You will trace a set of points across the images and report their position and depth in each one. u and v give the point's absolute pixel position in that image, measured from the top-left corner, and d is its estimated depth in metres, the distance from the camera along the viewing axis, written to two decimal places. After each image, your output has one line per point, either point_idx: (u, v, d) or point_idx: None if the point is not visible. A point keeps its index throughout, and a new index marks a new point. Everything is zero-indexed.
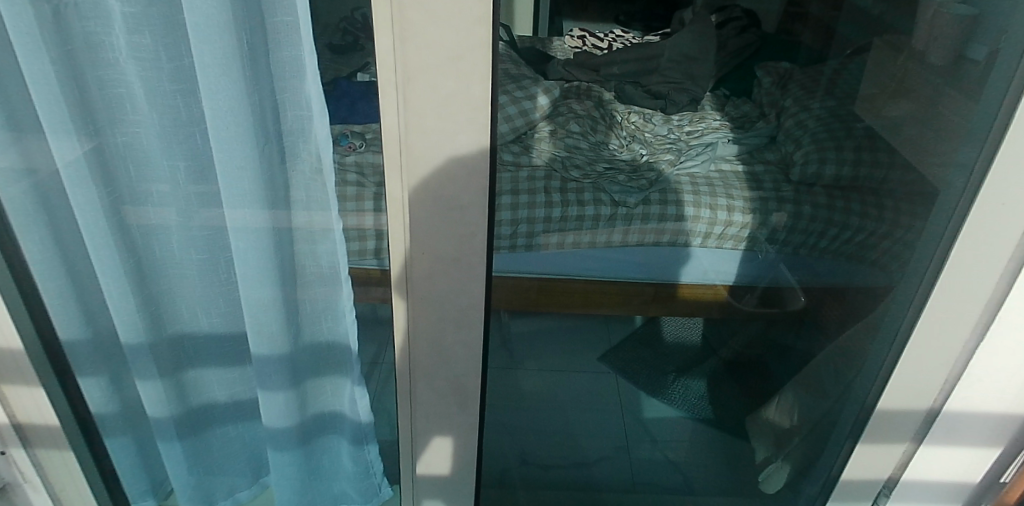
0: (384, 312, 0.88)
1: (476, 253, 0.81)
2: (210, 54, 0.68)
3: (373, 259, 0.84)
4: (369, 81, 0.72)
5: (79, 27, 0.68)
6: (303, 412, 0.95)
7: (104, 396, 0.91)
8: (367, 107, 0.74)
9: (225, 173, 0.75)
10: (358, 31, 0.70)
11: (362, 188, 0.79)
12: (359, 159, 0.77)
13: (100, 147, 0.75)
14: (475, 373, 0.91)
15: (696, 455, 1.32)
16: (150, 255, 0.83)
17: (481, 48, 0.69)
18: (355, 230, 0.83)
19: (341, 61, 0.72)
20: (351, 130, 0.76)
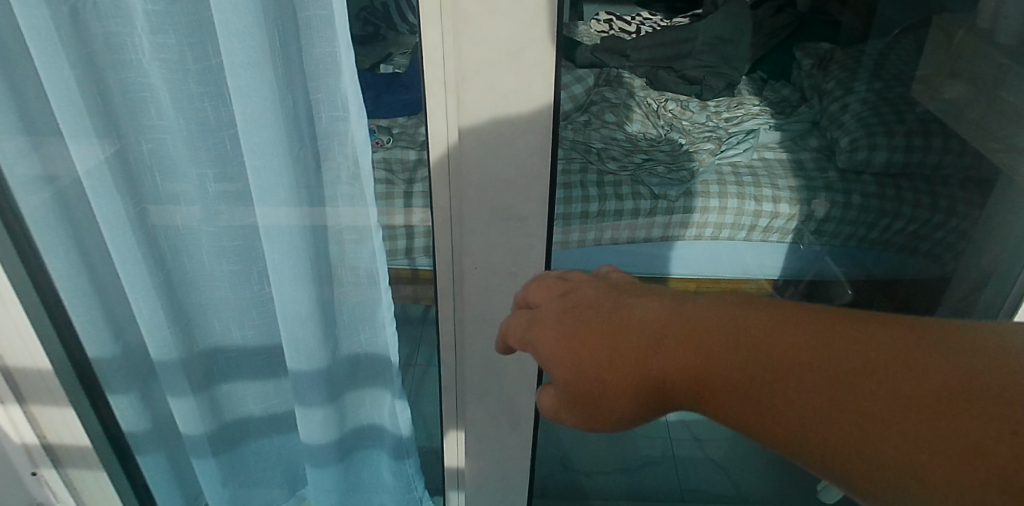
0: (413, 311, 0.86)
1: (533, 268, 0.76)
2: (242, 53, 0.63)
3: (404, 259, 0.82)
4: (393, 73, 0.72)
5: (99, 28, 0.63)
6: (342, 428, 0.91)
7: (135, 413, 0.85)
8: (393, 99, 0.72)
9: (259, 179, 0.70)
10: (378, 21, 0.68)
11: (393, 185, 0.77)
12: (387, 155, 0.76)
13: (124, 150, 0.70)
14: (524, 391, 0.86)
15: (738, 450, 1.26)
16: (180, 268, 0.79)
17: (543, 41, 0.63)
18: (387, 228, 0.79)
19: (366, 52, 0.69)
20: (378, 126, 0.74)
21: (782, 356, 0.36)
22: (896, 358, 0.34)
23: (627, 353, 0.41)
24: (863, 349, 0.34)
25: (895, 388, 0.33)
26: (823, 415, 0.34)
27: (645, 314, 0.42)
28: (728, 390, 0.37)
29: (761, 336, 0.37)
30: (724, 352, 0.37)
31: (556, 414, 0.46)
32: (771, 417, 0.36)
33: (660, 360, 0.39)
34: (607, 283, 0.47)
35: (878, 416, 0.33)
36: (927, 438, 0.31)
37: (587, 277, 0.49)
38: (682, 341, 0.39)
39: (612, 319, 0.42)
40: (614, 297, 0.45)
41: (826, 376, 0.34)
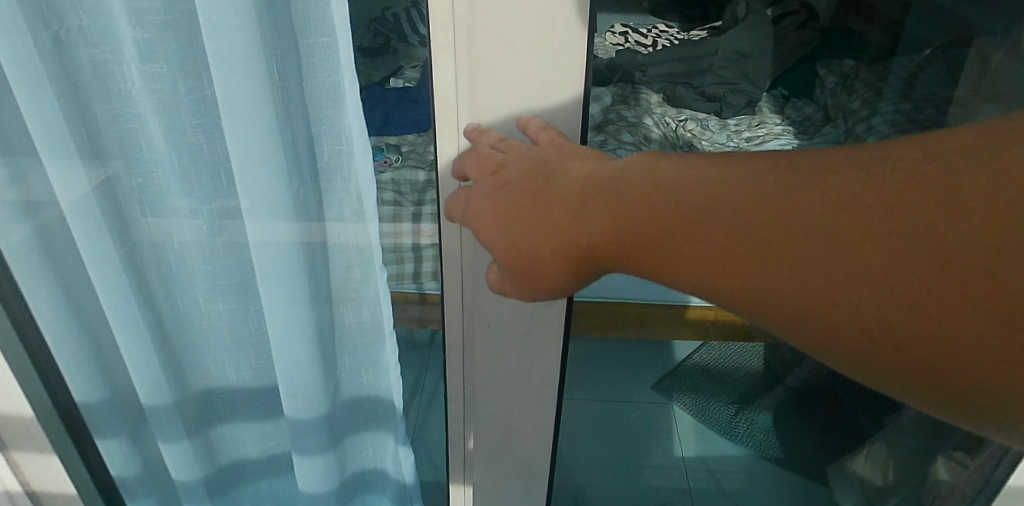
0: (422, 336, 0.81)
1: (548, 327, 0.72)
2: (237, 89, 0.58)
3: (413, 282, 0.76)
4: (404, 87, 0.66)
5: (86, 55, 0.58)
6: (343, 473, 0.86)
7: (125, 458, 0.81)
8: (402, 116, 0.68)
9: (254, 222, 0.66)
10: (389, 32, 0.63)
11: (400, 206, 0.72)
12: (396, 176, 0.71)
13: (112, 183, 0.65)
14: (539, 443, 0.83)
15: (754, 488, 1.18)
16: (172, 308, 0.73)
17: (571, 83, 0.60)
18: (393, 251, 0.74)
19: (373, 65, 0.65)
20: (386, 143, 0.69)
21: (721, 223, 0.37)
22: (822, 195, 0.33)
23: (571, 223, 0.45)
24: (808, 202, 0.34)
25: (840, 237, 0.32)
26: (770, 275, 0.35)
27: (594, 197, 0.44)
28: (675, 262, 0.39)
29: (702, 203, 0.38)
30: (634, 205, 0.41)
31: (502, 289, 0.55)
32: (701, 268, 0.38)
33: (592, 226, 0.43)
34: (562, 161, 0.51)
35: (818, 267, 0.33)
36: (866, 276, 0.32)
37: (542, 156, 0.53)
38: (610, 205, 0.43)
39: (550, 188, 0.48)
40: (568, 178, 0.47)
41: (768, 233, 0.35)
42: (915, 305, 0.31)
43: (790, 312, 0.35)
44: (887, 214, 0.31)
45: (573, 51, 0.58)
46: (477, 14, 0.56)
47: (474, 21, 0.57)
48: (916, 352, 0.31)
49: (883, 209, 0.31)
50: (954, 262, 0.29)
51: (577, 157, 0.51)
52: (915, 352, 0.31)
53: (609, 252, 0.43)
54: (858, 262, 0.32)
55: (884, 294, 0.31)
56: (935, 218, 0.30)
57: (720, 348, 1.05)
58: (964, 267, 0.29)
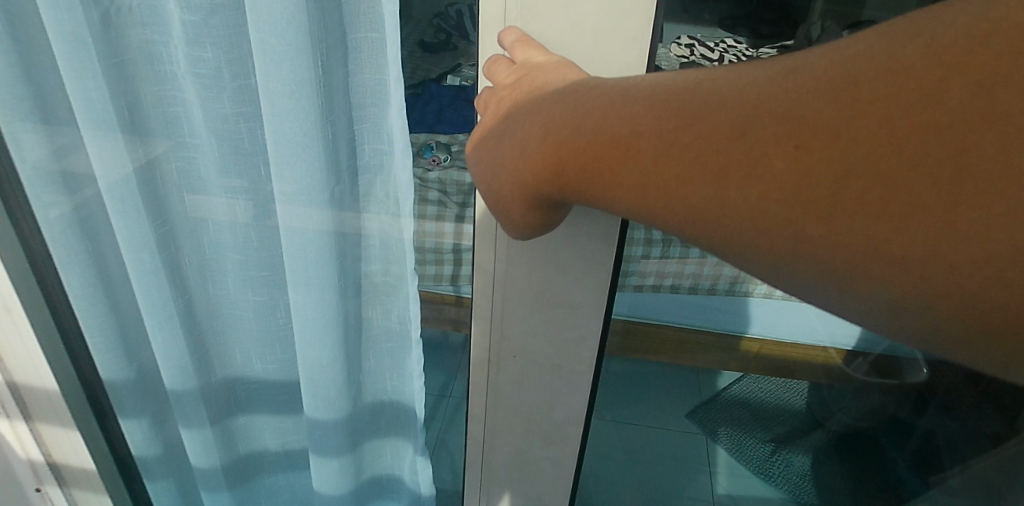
0: (456, 339, 0.79)
1: (580, 363, 0.69)
2: (280, 81, 0.56)
3: (450, 285, 0.75)
4: (460, 85, 0.63)
5: (136, 35, 0.58)
6: (359, 476, 0.84)
7: (145, 440, 0.80)
8: (454, 115, 0.66)
9: (288, 217, 0.64)
10: (451, 29, 0.61)
11: (444, 207, 0.69)
12: (443, 176, 0.69)
13: (153, 166, 0.65)
14: (562, 471, 0.79)
15: None
16: (202, 291, 0.73)
17: None
18: (433, 251, 0.73)
19: (432, 61, 0.63)
20: (436, 141, 0.69)
21: (726, 141, 0.32)
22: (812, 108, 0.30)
23: (535, 144, 0.40)
24: (813, 119, 0.30)
25: (855, 166, 0.29)
26: (784, 199, 0.31)
27: (566, 117, 0.39)
28: (667, 195, 0.35)
29: (684, 124, 0.34)
30: (601, 122, 0.37)
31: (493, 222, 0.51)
32: (675, 191, 0.34)
33: (552, 145, 0.39)
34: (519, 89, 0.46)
35: (829, 187, 0.30)
36: (865, 198, 0.29)
37: (501, 90, 0.49)
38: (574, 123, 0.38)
39: (521, 110, 0.44)
40: (535, 102, 0.43)
41: (773, 156, 0.31)
42: (945, 235, 0.28)
43: (789, 246, 0.32)
44: (915, 120, 0.28)
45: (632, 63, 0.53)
46: (526, 17, 0.53)
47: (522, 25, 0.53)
48: (951, 278, 0.28)
49: (896, 129, 0.28)
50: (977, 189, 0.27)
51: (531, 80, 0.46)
52: (947, 279, 0.29)
53: (584, 182, 0.38)
54: (890, 173, 0.29)
55: (917, 211, 0.28)
56: (960, 127, 0.27)
57: (763, 381, 1.00)
58: (992, 203, 0.27)
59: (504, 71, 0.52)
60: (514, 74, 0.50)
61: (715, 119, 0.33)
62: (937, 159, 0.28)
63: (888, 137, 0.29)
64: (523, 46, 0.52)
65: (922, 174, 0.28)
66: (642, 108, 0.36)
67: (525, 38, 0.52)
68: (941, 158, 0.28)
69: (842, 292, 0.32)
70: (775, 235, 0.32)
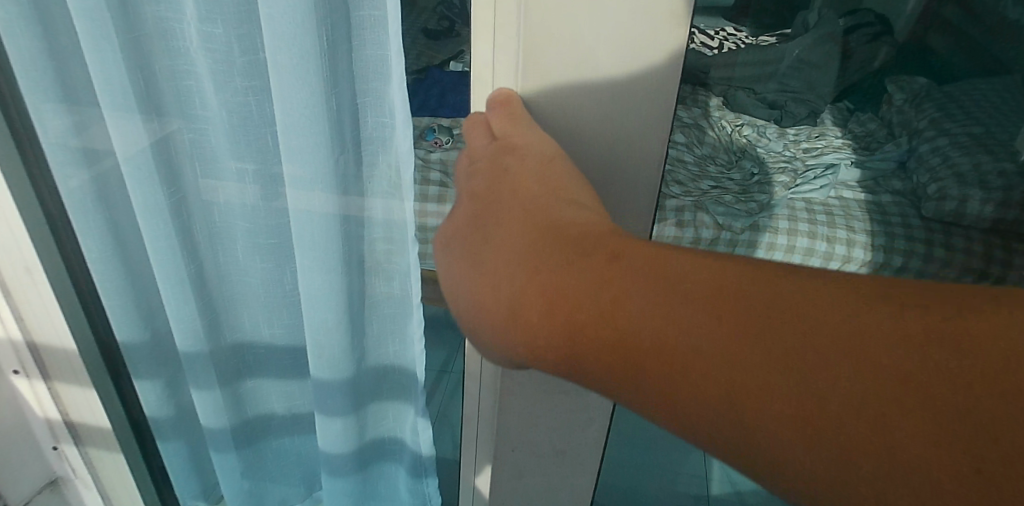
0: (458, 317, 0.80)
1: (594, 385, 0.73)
2: (286, 53, 0.60)
3: None
4: (462, 71, 0.65)
5: (151, 12, 0.62)
6: (362, 437, 0.88)
7: (158, 401, 0.85)
8: (457, 98, 0.67)
9: (295, 185, 0.68)
10: (456, 16, 0.62)
11: (445, 188, 0.71)
12: (445, 156, 0.73)
13: (167, 139, 0.69)
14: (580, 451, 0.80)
15: None
16: (213, 259, 0.77)
17: (653, 75, 0.51)
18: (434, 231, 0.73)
19: (435, 47, 0.65)
20: (438, 125, 0.71)
21: (718, 299, 0.33)
22: (811, 292, 0.32)
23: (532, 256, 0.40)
24: (811, 302, 0.32)
25: (848, 346, 0.30)
26: (765, 362, 0.31)
27: (567, 243, 0.40)
28: (661, 328, 0.34)
29: (687, 276, 0.35)
30: (606, 256, 0.38)
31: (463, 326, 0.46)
32: (671, 329, 0.34)
33: (554, 264, 0.39)
34: (500, 181, 0.47)
35: (820, 356, 0.30)
36: (856, 372, 0.29)
37: (477, 163, 0.51)
38: (579, 252, 0.39)
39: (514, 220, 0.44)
40: (522, 211, 0.44)
41: (772, 320, 0.32)
42: (937, 424, 0.27)
43: (777, 403, 0.31)
44: (888, 309, 0.30)
45: (647, 34, 0.49)
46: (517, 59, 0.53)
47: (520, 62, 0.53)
48: (910, 473, 0.28)
49: (887, 321, 0.30)
50: (971, 389, 0.27)
51: (515, 176, 0.47)
52: (907, 477, 0.28)
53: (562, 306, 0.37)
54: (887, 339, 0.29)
55: (914, 379, 0.28)
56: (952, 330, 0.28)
57: None
58: (982, 407, 0.27)
59: (484, 144, 0.52)
60: (493, 154, 0.50)
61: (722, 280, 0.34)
62: (903, 351, 0.29)
63: (863, 313, 0.30)
64: (501, 109, 0.54)
65: (893, 368, 0.29)
66: (650, 255, 0.37)
67: (505, 99, 0.54)
68: (930, 354, 0.28)
69: (806, 462, 0.30)
70: (763, 393, 0.31)
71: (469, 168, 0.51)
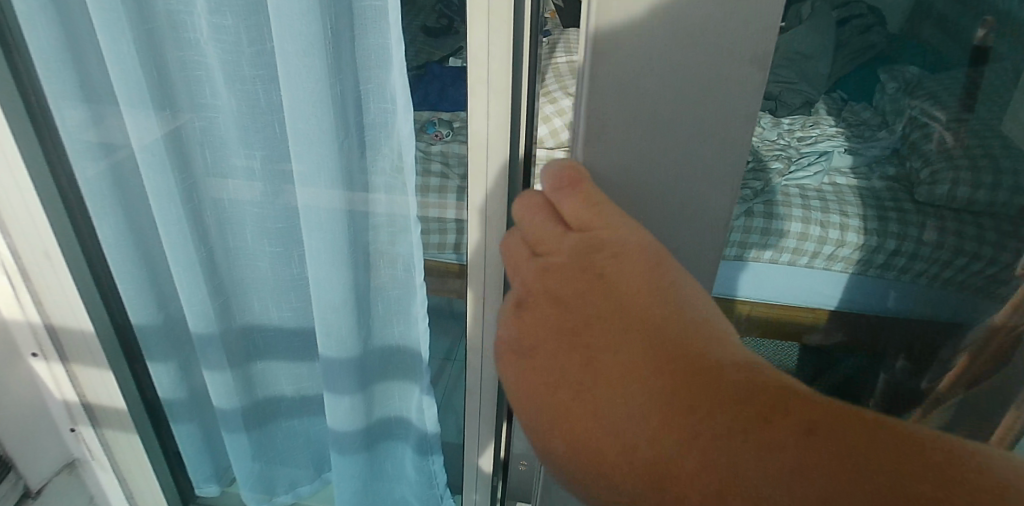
0: (458, 307, 0.82)
1: None
2: (292, 41, 0.63)
3: (453, 253, 0.79)
4: (461, 67, 0.66)
5: (162, 5, 0.65)
6: (369, 415, 0.92)
7: (172, 383, 0.88)
8: (456, 93, 0.68)
9: (302, 170, 0.71)
10: (454, 14, 0.65)
11: (446, 179, 0.74)
12: (444, 149, 0.73)
13: (178, 129, 0.72)
14: None
15: None
16: (223, 244, 0.80)
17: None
18: (437, 221, 0.77)
19: (434, 44, 0.67)
20: (439, 118, 0.70)
21: (757, 423, 0.35)
22: (847, 436, 0.33)
23: (588, 347, 0.41)
24: (844, 444, 0.33)
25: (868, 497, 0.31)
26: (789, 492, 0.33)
27: (625, 341, 0.40)
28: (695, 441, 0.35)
29: (732, 393, 0.36)
30: (659, 359, 0.38)
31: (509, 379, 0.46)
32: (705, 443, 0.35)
33: (608, 360, 0.40)
34: (579, 281, 0.43)
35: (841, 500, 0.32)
36: None
37: (543, 222, 0.49)
38: (635, 349, 0.39)
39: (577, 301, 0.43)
40: (588, 291, 0.43)
41: (803, 455, 0.33)
42: None
43: None
44: (909, 471, 0.32)
45: None
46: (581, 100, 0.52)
47: (513, 45, 0.62)
48: None
49: (908, 483, 0.31)
50: None
51: (601, 274, 0.43)
52: None
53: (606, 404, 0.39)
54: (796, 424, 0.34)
55: None
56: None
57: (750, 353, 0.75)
58: None
59: (555, 232, 0.48)
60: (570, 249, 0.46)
61: (765, 404, 0.35)
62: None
63: (888, 470, 0.32)
64: (572, 190, 0.49)
65: None
66: (702, 365, 0.38)
67: (575, 177, 0.49)
68: None
69: None
70: None
71: (543, 258, 0.47)
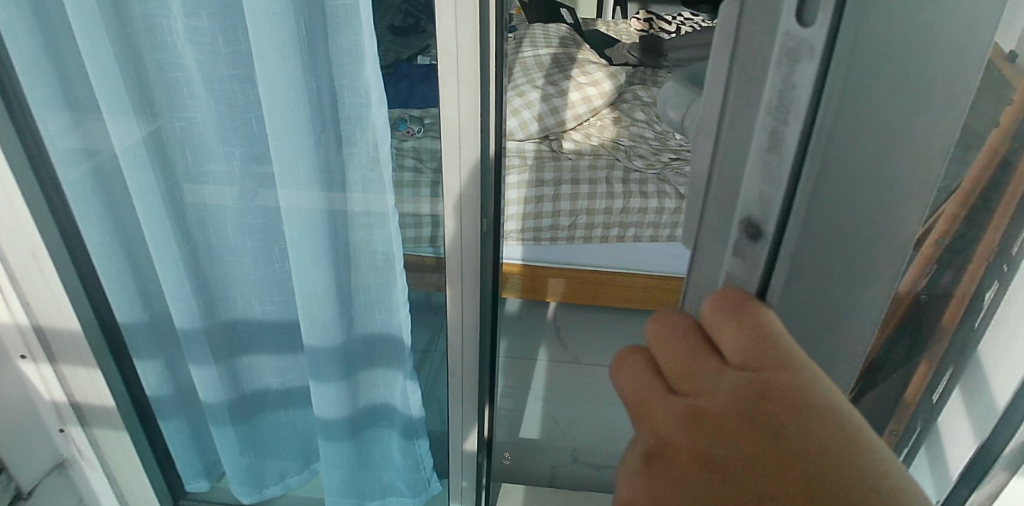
0: (437, 299, 0.90)
1: None
2: (269, 40, 0.65)
3: (429, 247, 0.85)
4: (430, 64, 0.71)
5: (139, 10, 0.67)
6: (353, 403, 0.94)
7: (159, 381, 0.90)
8: (427, 90, 0.73)
9: (282, 165, 0.73)
10: (419, 13, 0.69)
11: (419, 174, 0.80)
12: (417, 144, 0.78)
13: (159, 130, 0.74)
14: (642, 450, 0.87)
15: None
16: (204, 241, 0.82)
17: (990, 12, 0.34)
18: (412, 216, 0.83)
19: (402, 43, 0.71)
20: (410, 115, 0.76)
21: None
22: None
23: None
24: None
25: None
26: None
27: None
28: None
29: None
30: None
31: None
32: None
33: None
34: (745, 442, 0.34)
35: None
36: None
37: (683, 347, 0.38)
38: None
39: (742, 475, 0.34)
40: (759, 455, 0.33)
41: None
42: None
43: None
44: None
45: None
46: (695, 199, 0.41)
47: (479, 41, 0.69)
48: None
49: None
50: None
51: (779, 432, 0.33)
52: None
53: None
54: None
55: None
56: None
57: None
58: None
59: (705, 368, 0.36)
60: (736, 398, 0.34)
61: None
62: None
63: None
64: (731, 322, 0.36)
65: None
66: None
67: (734, 305, 0.37)
68: None
69: None
70: None
71: (682, 401, 0.36)
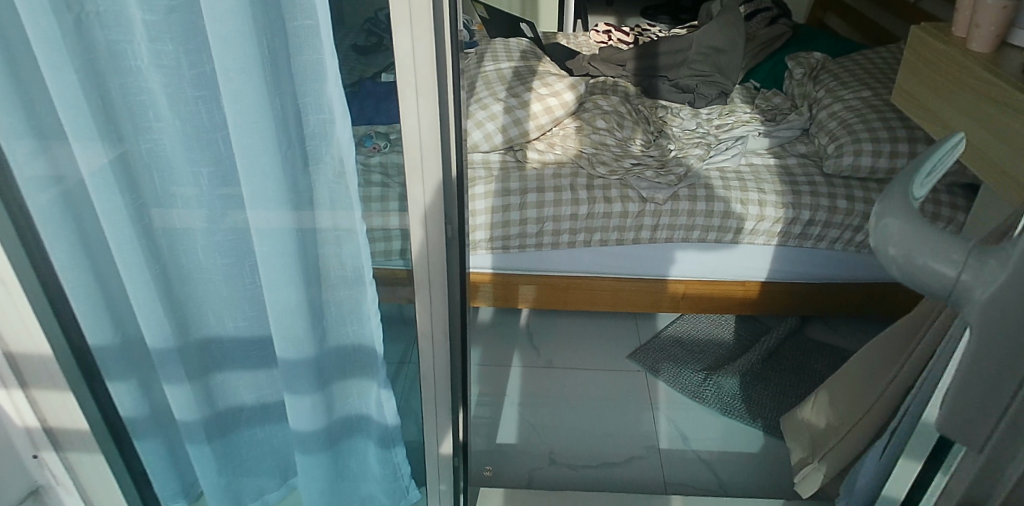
0: (411, 311, 0.92)
1: None
2: (231, 59, 0.67)
3: (400, 260, 0.88)
4: (392, 81, 0.76)
5: (102, 35, 0.68)
6: (330, 415, 0.96)
7: (134, 399, 0.93)
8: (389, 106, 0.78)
9: (249, 182, 0.75)
10: (381, 32, 0.73)
11: (387, 188, 0.83)
12: (383, 160, 0.81)
13: (125, 153, 0.75)
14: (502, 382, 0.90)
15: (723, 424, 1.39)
16: (175, 261, 0.83)
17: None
18: (381, 230, 0.85)
19: (366, 62, 0.74)
20: (376, 131, 0.78)
21: None
22: None
23: None
24: None
25: None
26: None
27: None
28: None
29: None
30: None
31: None
32: None
33: None
34: None
35: None
36: None
37: None
38: None
39: None
40: None
41: None
42: None
43: None
44: None
45: None
46: (995, 377, 0.35)
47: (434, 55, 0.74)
48: None
49: None
50: None
51: None
52: None
53: None
54: None
55: None
56: None
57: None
58: None
59: None
60: None
61: None
62: None
63: None
64: None
65: None
66: None
67: None
68: None
69: None
70: None
71: None
